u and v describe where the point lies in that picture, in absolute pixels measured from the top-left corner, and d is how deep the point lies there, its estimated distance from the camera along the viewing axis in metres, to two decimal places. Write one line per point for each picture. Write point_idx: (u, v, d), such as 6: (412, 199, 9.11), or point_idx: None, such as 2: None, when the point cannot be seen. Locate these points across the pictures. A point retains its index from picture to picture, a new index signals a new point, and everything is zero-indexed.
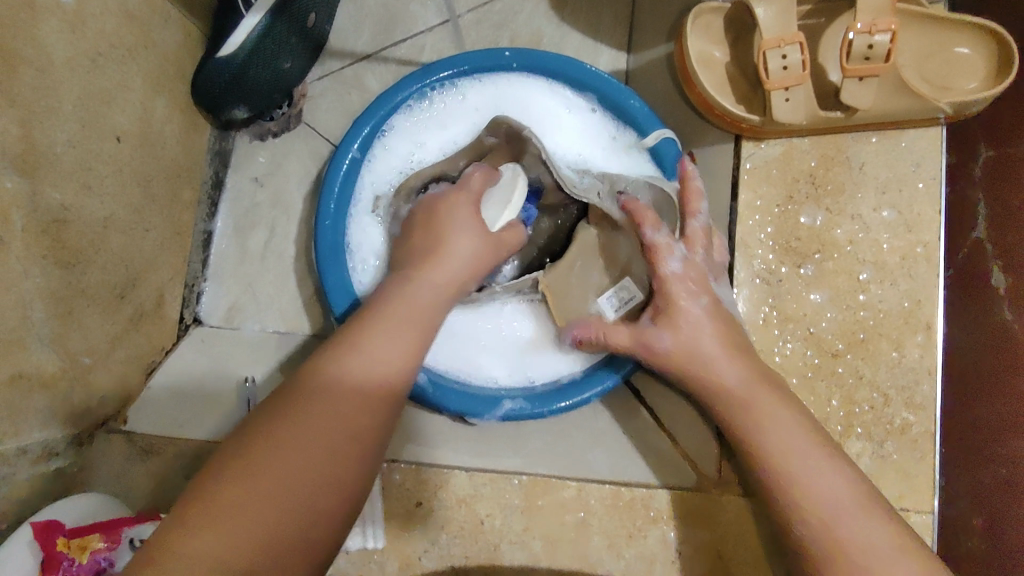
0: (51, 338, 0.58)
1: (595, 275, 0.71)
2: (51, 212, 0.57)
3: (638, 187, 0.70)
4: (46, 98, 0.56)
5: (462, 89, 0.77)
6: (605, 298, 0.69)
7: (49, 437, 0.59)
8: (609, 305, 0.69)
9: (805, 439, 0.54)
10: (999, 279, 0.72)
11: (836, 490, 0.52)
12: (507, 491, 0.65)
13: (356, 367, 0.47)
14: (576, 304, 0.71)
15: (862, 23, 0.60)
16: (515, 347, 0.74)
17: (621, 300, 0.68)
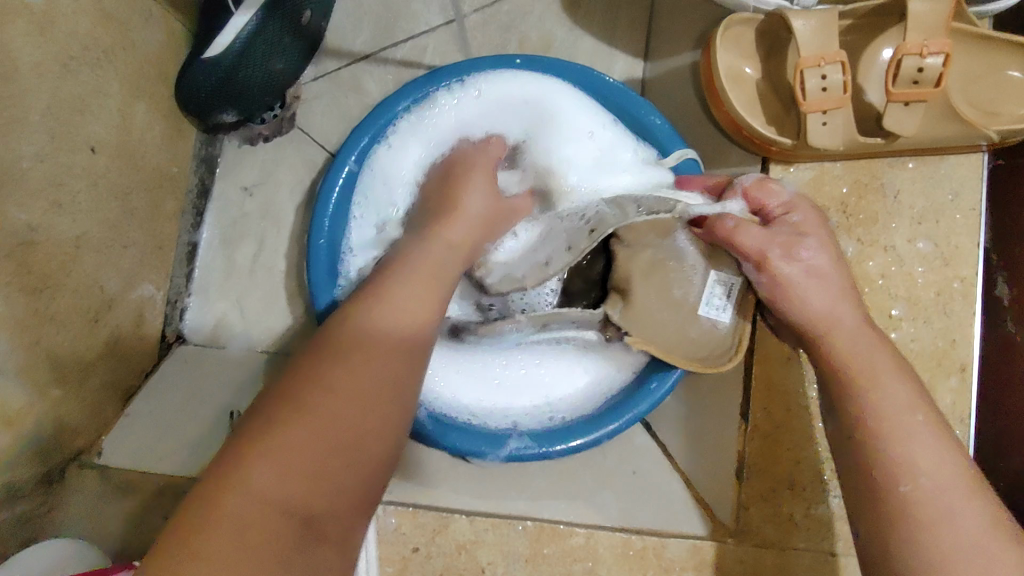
0: (16, 373, 0.53)
1: (676, 291, 0.65)
2: (17, 234, 0.51)
3: (650, 205, 0.63)
4: (12, 108, 0.50)
5: (469, 82, 0.70)
6: (706, 307, 0.63)
7: (14, 480, 0.54)
8: (715, 309, 0.63)
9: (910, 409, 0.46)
10: (1004, 291, 0.64)
11: (933, 466, 0.43)
12: (511, 537, 0.61)
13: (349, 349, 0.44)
14: (678, 329, 0.64)
15: (910, 44, 0.55)
16: (527, 377, 0.70)
17: (722, 296, 0.63)
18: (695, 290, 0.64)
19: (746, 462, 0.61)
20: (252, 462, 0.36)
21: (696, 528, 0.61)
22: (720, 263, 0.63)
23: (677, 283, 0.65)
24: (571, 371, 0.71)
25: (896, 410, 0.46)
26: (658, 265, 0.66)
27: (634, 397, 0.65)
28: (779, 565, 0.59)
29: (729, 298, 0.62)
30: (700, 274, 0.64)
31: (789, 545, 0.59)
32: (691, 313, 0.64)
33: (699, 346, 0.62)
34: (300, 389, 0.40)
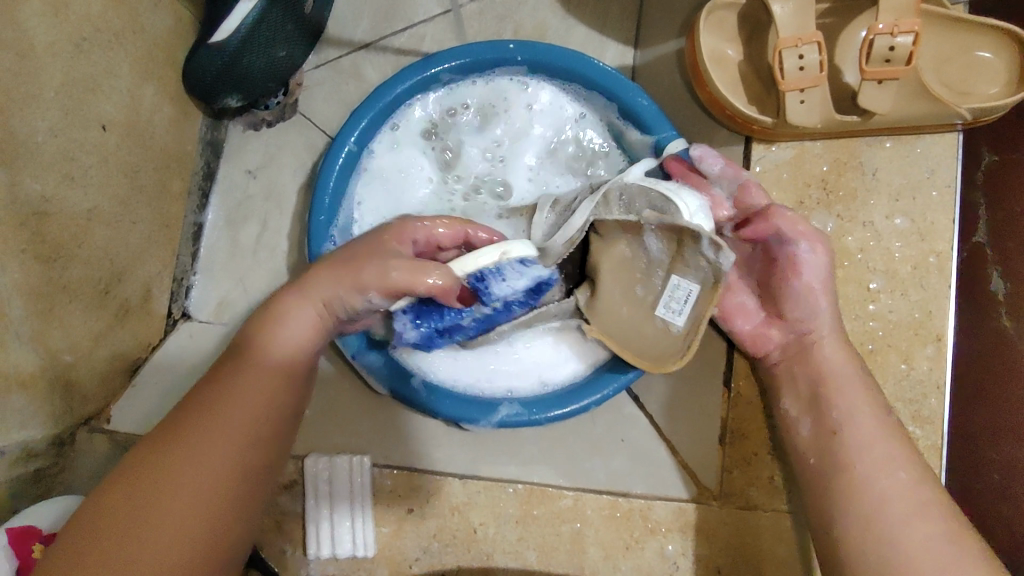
0: (30, 337, 0.55)
1: (639, 290, 0.62)
2: (31, 204, 0.54)
3: (631, 194, 0.59)
4: (27, 84, 0.53)
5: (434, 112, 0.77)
6: (663, 311, 0.60)
7: (29, 439, 0.57)
8: (672, 311, 0.60)
9: (874, 423, 0.55)
10: (1000, 285, 0.63)
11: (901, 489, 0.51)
12: (501, 499, 0.64)
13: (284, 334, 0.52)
14: (636, 327, 0.63)
15: (883, 23, 0.57)
16: (510, 365, 0.72)
17: (681, 301, 0.60)
18: (655, 291, 0.61)
19: (729, 428, 0.66)
20: (150, 494, 0.43)
21: (678, 492, 0.64)
22: (681, 267, 0.59)
23: (643, 283, 0.62)
24: (552, 361, 0.72)
25: (869, 427, 0.55)
26: (628, 264, 0.61)
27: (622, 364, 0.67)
28: (756, 526, 0.62)
29: (686, 305, 0.59)
30: (661, 275, 0.60)
31: (770, 508, 0.63)
32: (649, 314, 0.62)
33: (652, 345, 0.63)
34: (178, 429, 0.46)
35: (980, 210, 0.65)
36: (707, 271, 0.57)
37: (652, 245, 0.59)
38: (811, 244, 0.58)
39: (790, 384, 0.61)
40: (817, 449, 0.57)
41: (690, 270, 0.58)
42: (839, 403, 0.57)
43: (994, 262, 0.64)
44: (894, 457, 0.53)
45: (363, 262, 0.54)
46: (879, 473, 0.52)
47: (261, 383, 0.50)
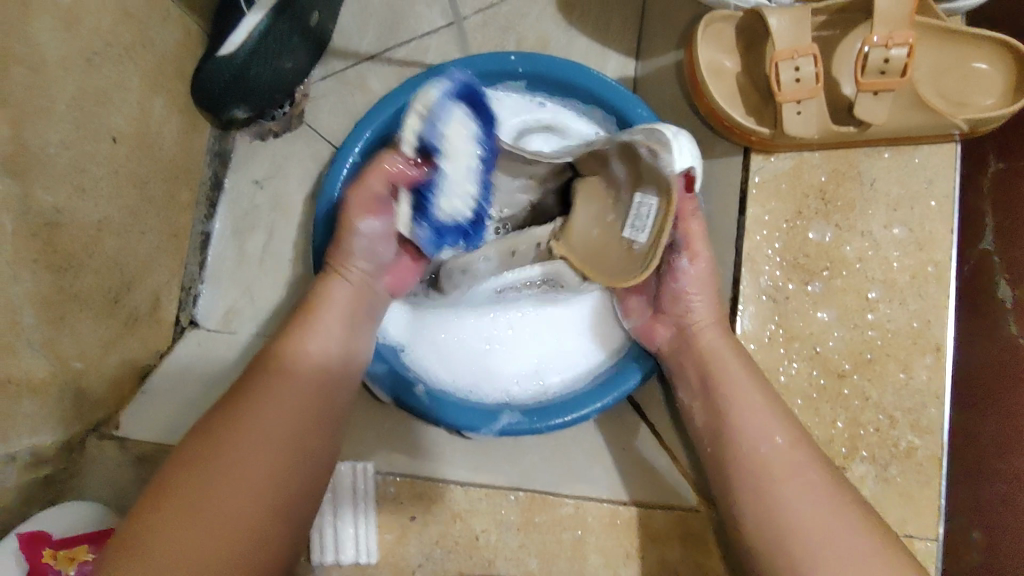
0: (41, 343, 0.57)
1: (608, 216, 0.64)
2: (43, 215, 0.56)
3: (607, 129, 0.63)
4: (40, 98, 0.54)
5: None
6: (629, 230, 0.60)
7: (38, 445, 0.59)
8: (637, 228, 0.59)
9: (769, 415, 0.57)
10: (1007, 294, 0.70)
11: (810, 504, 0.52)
12: (503, 507, 0.65)
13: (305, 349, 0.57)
14: (604, 254, 0.63)
15: (877, 37, 0.58)
16: (510, 347, 0.72)
17: (643, 219, 0.59)
18: (624, 213, 0.61)
19: None
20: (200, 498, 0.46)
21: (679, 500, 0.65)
22: (643, 184, 0.59)
23: (615, 210, 0.63)
24: (552, 344, 0.73)
25: (763, 427, 0.57)
26: (602, 192, 0.65)
27: (622, 375, 0.68)
28: None
29: (646, 223, 0.58)
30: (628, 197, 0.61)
31: None
32: (617, 236, 0.62)
33: (613, 266, 0.62)
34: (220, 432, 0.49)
35: (987, 220, 0.72)
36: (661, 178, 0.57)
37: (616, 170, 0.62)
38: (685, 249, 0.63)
39: (681, 375, 0.64)
40: (710, 438, 0.59)
41: (650, 185, 0.58)
42: (754, 418, 0.57)
43: (1001, 271, 0.70)
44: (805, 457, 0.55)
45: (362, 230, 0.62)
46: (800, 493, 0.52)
47: (299, 392, 0.54)
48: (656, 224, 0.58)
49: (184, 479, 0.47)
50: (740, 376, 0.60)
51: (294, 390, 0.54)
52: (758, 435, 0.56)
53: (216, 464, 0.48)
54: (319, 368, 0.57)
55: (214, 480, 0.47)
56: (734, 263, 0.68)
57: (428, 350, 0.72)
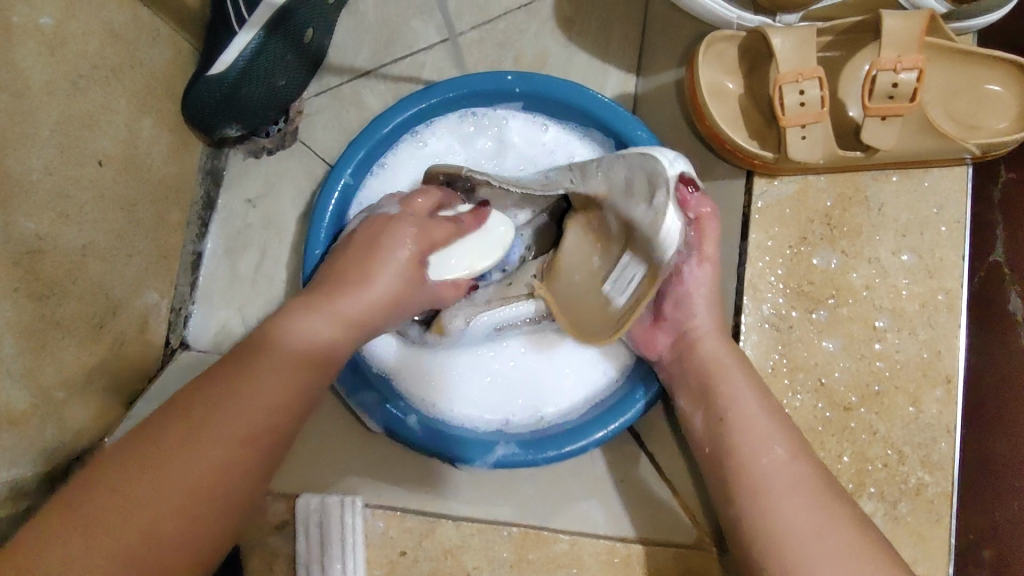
0: (22, 375, 0.55)
1: (595, 260, 0.65)
2: (25, 242, 0.54)
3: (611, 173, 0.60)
4: (22, 123, 0.53)
5: (422, 137, 0.76)
6: (609, 285, 0.63)
7: (19, 478, 0.57)
8: (617, 289, 0.63)
9: (771, 424, 0.55)
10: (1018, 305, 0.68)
11: (808, 519, 0.50)
12: (496, 543, 0.63)
13: (291, 340, 0.51)
14: (580, 302, 0.65)
15: (886, 59, 0.56)
16: (504, 377, 0.71)
17: (626, 281, 0.62)
18: (607, 266, 0.64)
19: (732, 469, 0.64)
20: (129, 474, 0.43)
21: (677, 536, 0.63)
22: (635, 247, 0.61)
23: (598, 256, 0.64)
24: (547, 373, 0.71)
25: (761, 433, 0.54)
26: (589, 232, 0.65)
27: (621, 405, 0.66)
28: None
29: (629, 287, 0.62)
30: (616, 252, 0.63)
31: None
32: (596, 286, 0.64)
33: (592, 318, 0.65)
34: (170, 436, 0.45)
35: (998, 229, 0.70)
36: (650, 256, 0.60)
37: (610, 222, 0.62)
38: (698, 258, 0.61)
39: (679, 384, 0.62)
40: (710, 441, 0.57)
41: (640, 255, 0.61)
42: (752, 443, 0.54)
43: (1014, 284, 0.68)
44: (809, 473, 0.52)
45: (367, 271, 0.56)
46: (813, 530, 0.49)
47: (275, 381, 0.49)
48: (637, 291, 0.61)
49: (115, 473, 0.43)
50: (735, 378, 0.58)
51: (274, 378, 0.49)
52: (758, 447, 0.54)
53: (148, 468, 0.44)
54: (307, 365, 0.51)
55: (137, 483, 0.43)
56: (737, 290, 0.65)
57: (422, 380, 0.70)
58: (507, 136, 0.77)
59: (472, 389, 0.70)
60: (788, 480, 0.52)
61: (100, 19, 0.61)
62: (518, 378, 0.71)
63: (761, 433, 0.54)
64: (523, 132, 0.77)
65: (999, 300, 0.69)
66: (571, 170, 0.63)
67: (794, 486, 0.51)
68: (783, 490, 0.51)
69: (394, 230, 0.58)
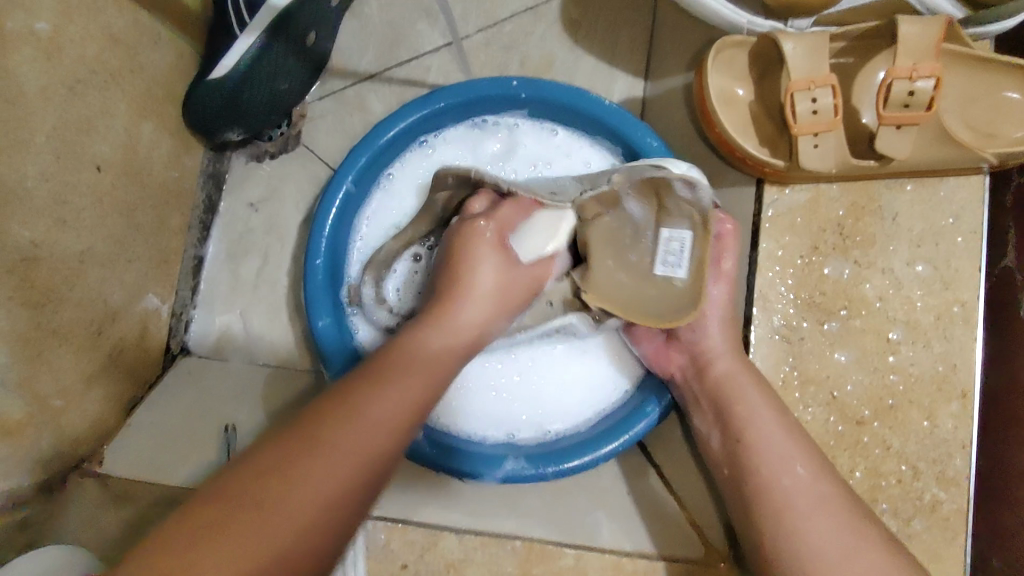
0: (17, 384, 0.54)
1: (632, 254, 0.61)
2: (20, 250, 0.53)
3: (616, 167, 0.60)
4: (17, 130, 0.52)
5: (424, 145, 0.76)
6: (663, 266, 0.59)
7: (14, 487, 0.56)
8: (672, 263, 0.59)
9: (789, 443, 0.54)
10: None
11: (834, 541, 0.48)
12: (501, 556, 0.61)
13: (419, 347, 0.51)
14: (630, 297, 0.61)
15: (901, 66, 0.55)
16: (514, 390, 0.70)
17: (676, 253, 0.58)
18: (650, 250, 0.60)
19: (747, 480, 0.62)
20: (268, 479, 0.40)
21: (690, 549, 0.61)
22: (667, 218, 0.59)
23: (640, 243, 0.61)
24: (556, 382, 0.71)
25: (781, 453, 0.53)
26: (616, 231, 0.62)
27: (630, 419, 0.65)
28: None
29: (684, 256, 0.58)
30: (652, 233, 0.60)
31: None
32: (647, 274, 0.60)
33: (654, 304, 0.59)
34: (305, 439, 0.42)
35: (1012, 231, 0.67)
36: (692, 212, 0.57)
37: (636, 211, 0.60)
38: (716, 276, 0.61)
39: (694, 403, 0.62)
40: (729, 464, 0.56)
41: (678, 218, 0.58)
42: (770, 462, 0.53)
43: None
44: (829, 492, 0.51)
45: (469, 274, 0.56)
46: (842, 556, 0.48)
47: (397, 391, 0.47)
48: (693, 255, 0.58)
49: (254, 477, 0.40)
50: (750, 392, 0.57)
51: (403, 385, 0.48)
52: (782, 466, 0.53)
53: (290, 469, 0.41)
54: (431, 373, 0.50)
55: (265, 505, 0.39)
56: (746, 299, 0.64)
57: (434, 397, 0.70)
58: (514, 142, 0.76)
59: (483, 403, 0.70)
60: (809, 501, 0.51)
61: (99, 23, 0.60)
62: (526, 391, 0.70)
63: (783, 452, 0.53)
64: (526, 137, 0.76)
65: None
66: (581, 182, 0.64)
67: (823, 506, 0.50)
68: (812, 510, 0.50)
69: (473, 229, 0.58)
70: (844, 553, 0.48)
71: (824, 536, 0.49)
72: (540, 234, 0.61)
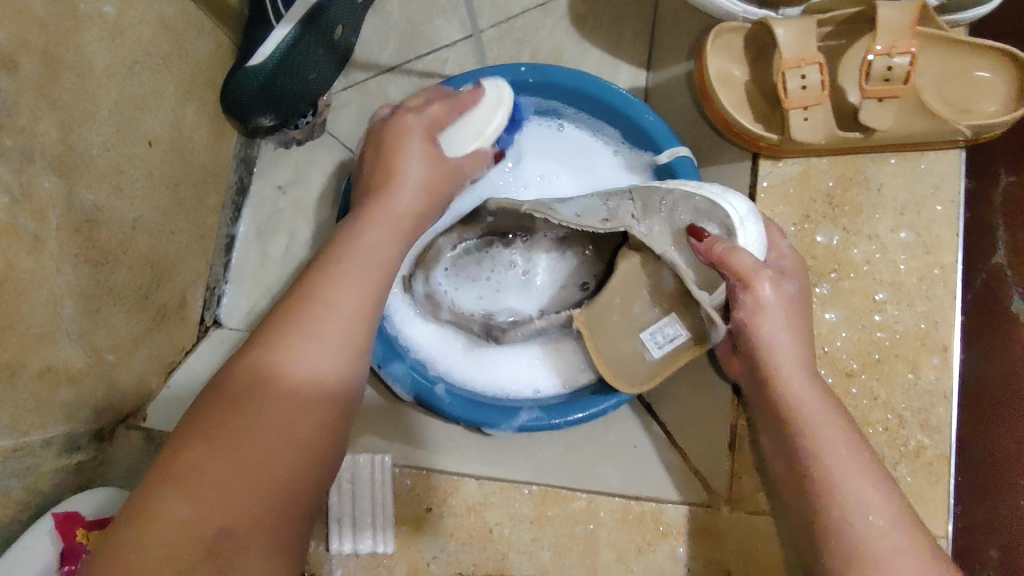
0: (79, 335, 0.59)
1: (636, 308, 0.67)
2: (84, 212, 0.59)
3: (673, 200, 0.65)
4: (84, 102, 0.58)
5: None
6: (648, 336, 0.67)
7: (71, 433, 0.61)
8: (654, 342, 0.67)
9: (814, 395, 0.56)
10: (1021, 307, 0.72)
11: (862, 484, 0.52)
12: (517, 500, 0.66)
13: (305, 346, 0.45)
14: (615, 340, 0.67)
15: (880, 46, 0.61)
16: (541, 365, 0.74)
17: (665, 338, 0.66)
18: (648, 318, 0.67)
19: (737, 435, 0.67)
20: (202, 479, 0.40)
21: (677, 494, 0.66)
22: (681, 309, 0.66)
23: (639, 306, 0.68)
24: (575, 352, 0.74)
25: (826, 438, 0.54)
26: (635, 281, 0.67)
27: None
28: (769, 530, 0.63)
29: (666, 344, 0.66)
30: (659, 309, 0.67)
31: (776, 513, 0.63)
32: (632, 332, 0.67)
33: (628, 360, 0.67)
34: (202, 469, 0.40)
35: (999, 231, 0.75)
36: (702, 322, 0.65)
37: (665, 278, 0.66)
38: (743, 286, 0.59)
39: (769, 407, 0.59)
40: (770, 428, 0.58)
41: (686, 318, 0.66)
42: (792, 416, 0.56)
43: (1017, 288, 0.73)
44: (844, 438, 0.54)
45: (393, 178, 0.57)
46: (863, 500, 0.51)
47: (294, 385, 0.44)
48: (674, 349, 0.66)
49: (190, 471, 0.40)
50: (801, 385, 0.57)
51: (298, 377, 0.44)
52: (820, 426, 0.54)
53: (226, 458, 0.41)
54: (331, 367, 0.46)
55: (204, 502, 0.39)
56: None
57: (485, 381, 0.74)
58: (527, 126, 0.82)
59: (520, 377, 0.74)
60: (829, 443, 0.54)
61: (153, 11, 0.66)
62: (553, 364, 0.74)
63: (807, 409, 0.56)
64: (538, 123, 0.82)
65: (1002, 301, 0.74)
66: (633, 198, 0.67)
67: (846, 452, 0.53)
68: (836, 464, 0.53)
69: (399, 123, 0.60)
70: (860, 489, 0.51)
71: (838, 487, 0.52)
72: (486, 115, 0.63)
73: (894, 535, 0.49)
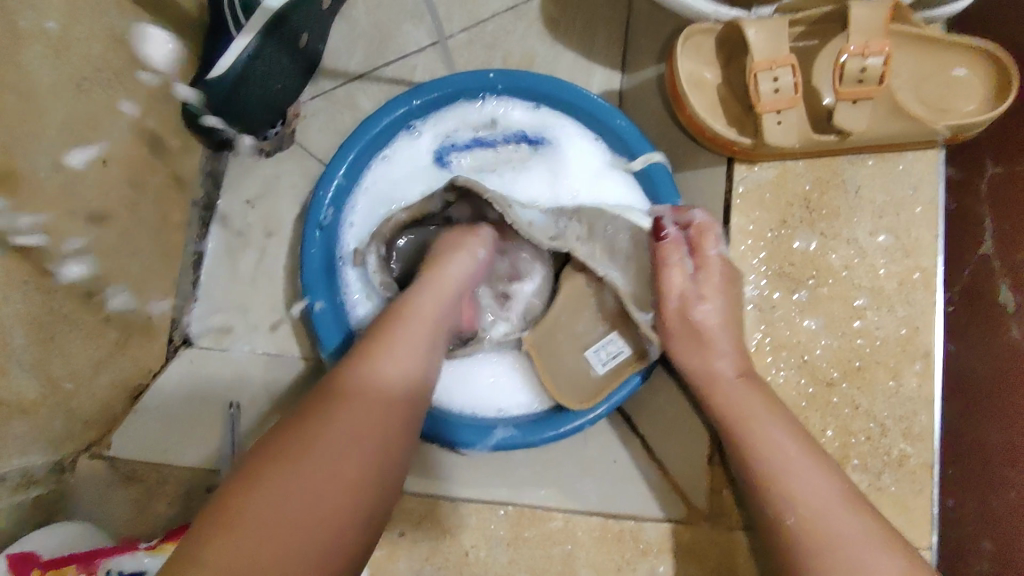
0: (32, 365, 0.57)
1: (581, 326, 0.72)
2: (33, 238, 0.56)
3: (614, 228, 0.71)
4: (30, 124, 0.55)
5: (411, 132, 0.78)
6: (592, 353, 0.71)
7: (28, 467, 0.59)
8: (597, 359, 0.71)
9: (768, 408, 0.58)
10: (1007, 299, 0.70)
11: (814, 488, 0.53)
12: (493, 521, 0.65)
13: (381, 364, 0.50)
14: (560, 359, 0.71)
15: (853, 46, 0.60)
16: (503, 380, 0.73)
17: (608, 355, 0.71)
18: (592, 337, 0.72)
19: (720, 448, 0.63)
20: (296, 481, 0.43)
21: (652, 511, 0.64)
22: (622, 328, 0.71)
23: (583, 324, 0.72)
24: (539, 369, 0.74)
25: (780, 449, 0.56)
26: (580, 300, 0.72)
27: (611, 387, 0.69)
28: (751, 547, 0.61)
29: (610, 360, 0.71)
30: (603, 329, 0.72)
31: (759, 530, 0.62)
32: (578, 349, 0.72)
33: (573, 385, 0.70)
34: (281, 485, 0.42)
35: (987, 223, 0.73)
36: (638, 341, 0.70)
37: (608, 298, 0.72)
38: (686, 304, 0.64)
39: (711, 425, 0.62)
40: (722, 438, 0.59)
41: (626, 338, 0.71)
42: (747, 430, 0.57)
43: (1002, 276, 0.71)
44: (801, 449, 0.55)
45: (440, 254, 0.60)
46: (838, 513, 0.51)
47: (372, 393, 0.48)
48: (616, 365, 0.70)
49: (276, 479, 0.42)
50: (737, 391, 0.60)
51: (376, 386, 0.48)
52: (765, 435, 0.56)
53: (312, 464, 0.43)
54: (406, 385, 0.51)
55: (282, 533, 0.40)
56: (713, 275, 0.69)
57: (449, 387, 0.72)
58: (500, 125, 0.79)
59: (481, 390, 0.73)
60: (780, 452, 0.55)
61: (104, 25, 0.64)
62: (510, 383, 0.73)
63: (748, 411, 0.58)
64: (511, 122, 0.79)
65: (988, 293, 0.72)
66: (579, 221, 0.72)
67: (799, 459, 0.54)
68: (794, 474, 0.54)
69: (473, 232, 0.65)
70: (817, 496, 0.52)
71: (802, 503, 0.52)
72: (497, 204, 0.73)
73: (867, 548, 0.49)
